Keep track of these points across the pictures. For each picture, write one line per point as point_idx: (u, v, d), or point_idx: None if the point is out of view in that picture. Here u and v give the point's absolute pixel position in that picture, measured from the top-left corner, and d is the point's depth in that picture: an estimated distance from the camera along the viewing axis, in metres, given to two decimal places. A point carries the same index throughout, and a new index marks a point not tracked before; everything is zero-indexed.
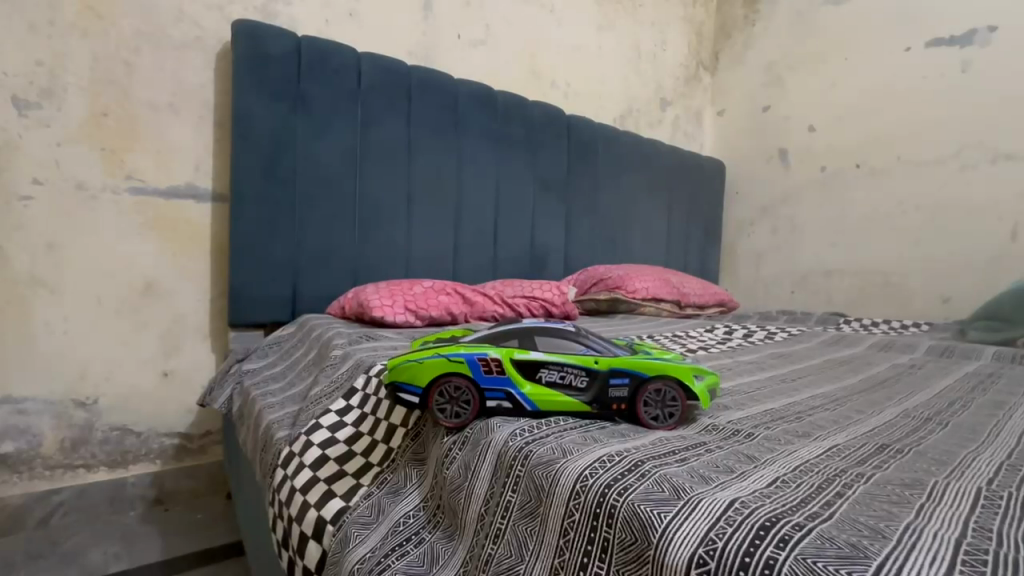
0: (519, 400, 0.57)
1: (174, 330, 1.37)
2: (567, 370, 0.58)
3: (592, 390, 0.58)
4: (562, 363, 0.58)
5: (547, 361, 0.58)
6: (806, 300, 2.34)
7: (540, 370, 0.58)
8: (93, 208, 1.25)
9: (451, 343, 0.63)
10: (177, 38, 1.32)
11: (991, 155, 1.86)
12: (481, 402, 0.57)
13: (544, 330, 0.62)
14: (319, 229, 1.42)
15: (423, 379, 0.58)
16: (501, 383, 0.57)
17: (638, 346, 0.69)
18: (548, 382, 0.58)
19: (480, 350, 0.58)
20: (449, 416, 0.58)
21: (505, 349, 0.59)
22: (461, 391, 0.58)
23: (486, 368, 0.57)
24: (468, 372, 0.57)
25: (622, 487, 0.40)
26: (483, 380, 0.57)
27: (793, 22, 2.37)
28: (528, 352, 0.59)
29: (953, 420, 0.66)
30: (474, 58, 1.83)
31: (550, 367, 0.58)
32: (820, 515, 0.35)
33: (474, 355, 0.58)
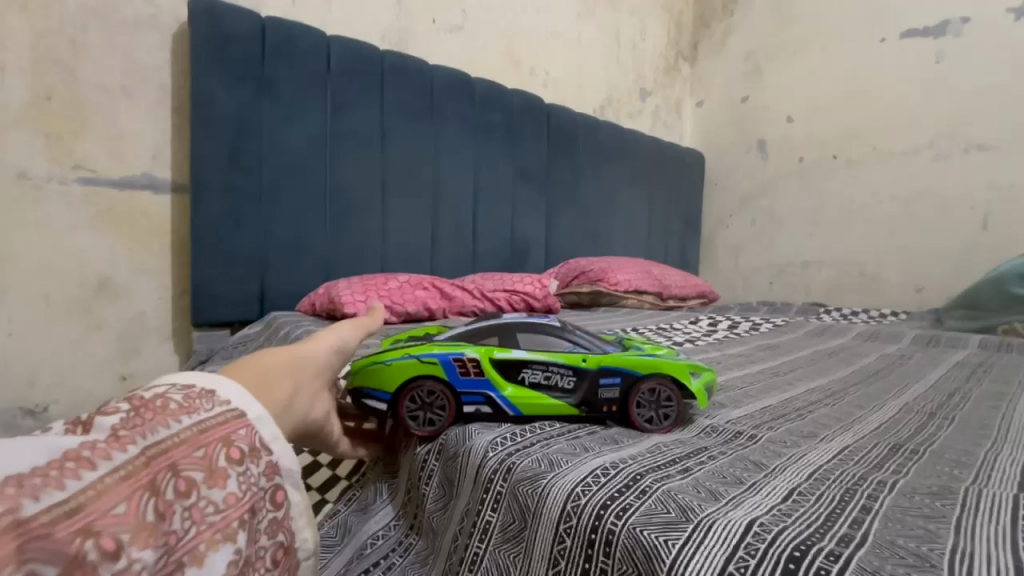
0: (500, 405, 0.52)
1: (131, 332, 1.23)
2: (553, 371, 0.53)
3: (580, 390, 0.53)
4: (547, 361, 0.53)
5: (529, 360, 0.52)
6: (785, 292, 2.32)
7: (522, 370, 0.52)
8: (37, 199, 1.09)
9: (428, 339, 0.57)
10: (131, 17, 1.18)
11: (963, 145, 1.91)
12: (457, 407, 0.52)
13: (525, 326, 0.56)
14: (288, 220, 1.33)
15: (391, 384, 0.52)
16: (479, 386, 0.51)
17: (624, 340, 0.64)
18: (531, 383, 0.52)
19: (454, 349, 0.52)
20: (422, 424, 0.52)
21: (484, 346, 0.53)
22: (434, 395, 0.52)
23: (462, 369, 0.51)
24: (442, 374, 0.51)
25: (620, 507, 0.35)
26: (461, 384, 0.51)
27: (771, 11, 2.34)
28: (509, 349, 0.53)
29: (958, 414, 0.63)
30: (449, 44, 1.75)
31: (534, 366, 0.52)
32: (852, 539, 0.31)
33: (449, 353, 0.52)
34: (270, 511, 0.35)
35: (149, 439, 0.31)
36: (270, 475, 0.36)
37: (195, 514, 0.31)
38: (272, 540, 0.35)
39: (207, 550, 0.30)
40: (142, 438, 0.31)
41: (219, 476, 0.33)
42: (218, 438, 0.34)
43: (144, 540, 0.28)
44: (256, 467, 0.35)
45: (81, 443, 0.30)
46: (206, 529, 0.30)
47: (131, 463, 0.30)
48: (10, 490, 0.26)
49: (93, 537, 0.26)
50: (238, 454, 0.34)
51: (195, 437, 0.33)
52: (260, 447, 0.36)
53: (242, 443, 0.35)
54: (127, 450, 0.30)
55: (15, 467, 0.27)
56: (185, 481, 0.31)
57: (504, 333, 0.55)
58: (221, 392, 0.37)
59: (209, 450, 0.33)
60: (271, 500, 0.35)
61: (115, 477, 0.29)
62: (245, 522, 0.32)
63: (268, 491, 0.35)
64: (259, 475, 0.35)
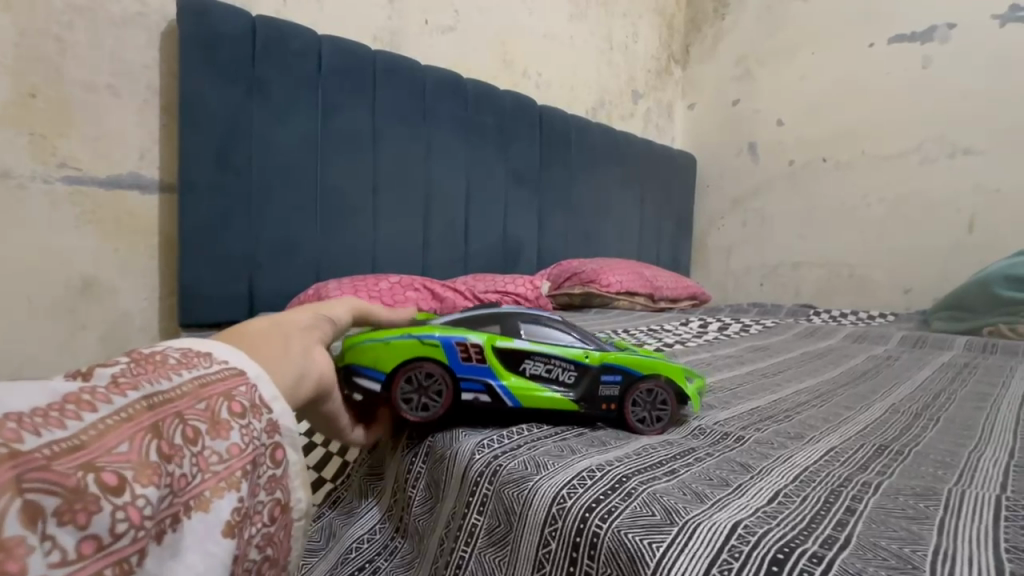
0: (499, 393, 0.51)
1: (117, 333, 1.21)
2: (554, 363, 0.52)
3: (580, 386, 0.52)
4: (550, 354, 0.52)
5: (533, 351, 0.52)
6: (775, 293, 2.34)
7: (525, 361, 0.52)
8: (21, 198, 1.07)
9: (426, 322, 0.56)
10: (118, 15, 1.17)
11: (951, 150, 1.94)
12: (454, 394, 0.51)
13: (527, 316, 0.55)
14: (278, 221, 1.32)
15: (388, 364, 0.51)
16: (479, 373, 0.51)
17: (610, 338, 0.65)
18: (532, 375, 0.52)
19: (458, 333, 0.52)
20: (415, 408, 0.51)
21: (487, 333, 0.53)
22: (432, 379, 0.51)
23: (464, 355, 0.51)
24: (442, 358, 0.51)
25: (606, 510, 0.35)
26: (460, 369, 0.51)
27: (762, 14, 2.35)
28: (512, 339, 0.53)
29: (943, 415, 0.64)
30: (441, 45, 1.74)
31: (537, 358, 0.52)
32: (836, 541, 0.31)
33: (452, 336, 0.51)
34: (269, 468, 0.34)
35: (151, 387, 0.30)
36: (270, 432, 0.35)
37: (198, 462, 0.30)
38: (269, 497, 0.34)
39: (211, 497, 0.29)
40: (144, 385, 0.30)
41: (222, 428, 0.32)
42: (220, 392, 0.33)
43: (149, 480, 0.27)
44: (258, 423, 0.34)
45: (79, 388, 0.28)
46: (210, 477, 0.30)
47: (134, 406, 0.29)
48: (10, 425, 0.24)
49: (95, 472, 0.25)
50: (240, 408, 0.33)
51: (197, 391, 0.32)
52: (261, 404, 0.35)
53: (244, 398, 0.34)
54: (128, 395, 0.29)
55: (11, 405, 0.25)
56: (191, 429, 0.30)
57: (505, 321, 0.54)
58: (217, 352, 0.36)
59: (210, 403, 0.32)
60: (273, 457, 0.34)
61: (118, 418, 0.28)
62: (247, 473, 0.32)
63: (269, 447, 0.34)
64: (262, 431, 0.34)
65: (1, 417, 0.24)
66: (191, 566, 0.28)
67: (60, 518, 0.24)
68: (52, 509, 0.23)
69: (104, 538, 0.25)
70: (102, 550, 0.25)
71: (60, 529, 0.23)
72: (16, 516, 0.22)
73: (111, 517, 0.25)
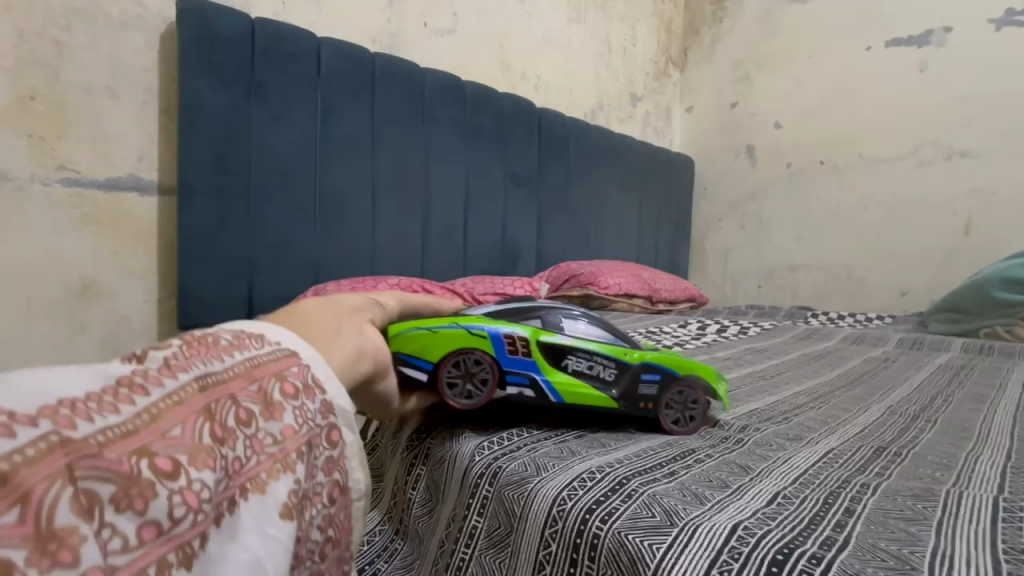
0: (544, 389, 0.52)
1: (116, 335, 1.20)
2: (596, 361, 0.53)
3: (621, 384, 0.53)
4: (592, 351, 0.53)
5: (576, 347, 0.53)
6: (773, 295, 2.34)
7: (567, 357, 0.53)
8: (20, 200, 1.07)
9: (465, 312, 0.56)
10: (117, 17, 1.17)
11: (947, 153, 1.95)
12: (499, 385, 0.52)
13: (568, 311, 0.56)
14: (276, 223, 1.32)
15: (435, 353, 0.49)
16: (524, 366, 0.52)
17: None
18: (575, 371, 0.53)
19: (505, 325, 0.53)
20: (459, 397, 0.51)
21: (533, 326, 0.54)
22: (478, 370, 0.52)
23: (511, 348, 0.52)
24: (491, 349, 0.51)
25: (605, 511, 0.35)
26: (507, 361, 0.52)
27: (760, 18, 2.36)
28: (555, 333, 0.54)
29: (941, 417, 0.64)
30: (440, 48, 1.75)
31: (579, 355, 0.53)
32: (834, 542, 0.32)
33: (501, 327, 0.52)
34: (326, 450, 0.32)
35: (204, 367, 0.28)
36: (325, 413, 0.32)
37: (254, 444, 0.28)
38: (327, 478, 0.32)
39: (268, 479, 0.27)
40: (195, 365, 0.28)
41: (275, 409, 0.29)
42: (272, 372, 0.30)
43: (203, 464, 0.25)
44: (311, 404, 0.31)
45: (128, 369, 0.26)
46: (266, 459, 0.28)
47: (185, 388, 0.26)
48: None
49: (150, 457, 0.23)
50: (293, 388, 0.31)
51: (249, 372, 0.30)
52: (315, 385, 0.32)
53: (296, 378, 0.31)
54: (180, 376, 0.27)
55: (67, 390, 0.23)
56: (244, 411, 0.28)
57: (546, 316, 0.55)
58: (270, 334, 0.33)
59: (263, 384, 0.30)
60: (329, 439, 0.32)
61: (170, 400, 0.26)
62: (303, 455, 0.29)
63: (325, 428, 0.32)
64: (316, 412, 0.31)
65: (53, 402, 0.22)
66: (252, 550, 0.25)
67: (117, 505, 0.21)
68: (108, 497, 0.21)
69: (163, 523, 0.23)
70: (162, 536, 0.22)
71: (117, 516, 0.21)
72: (68, 505, 0.20)
73: (168, 502, 0.23)
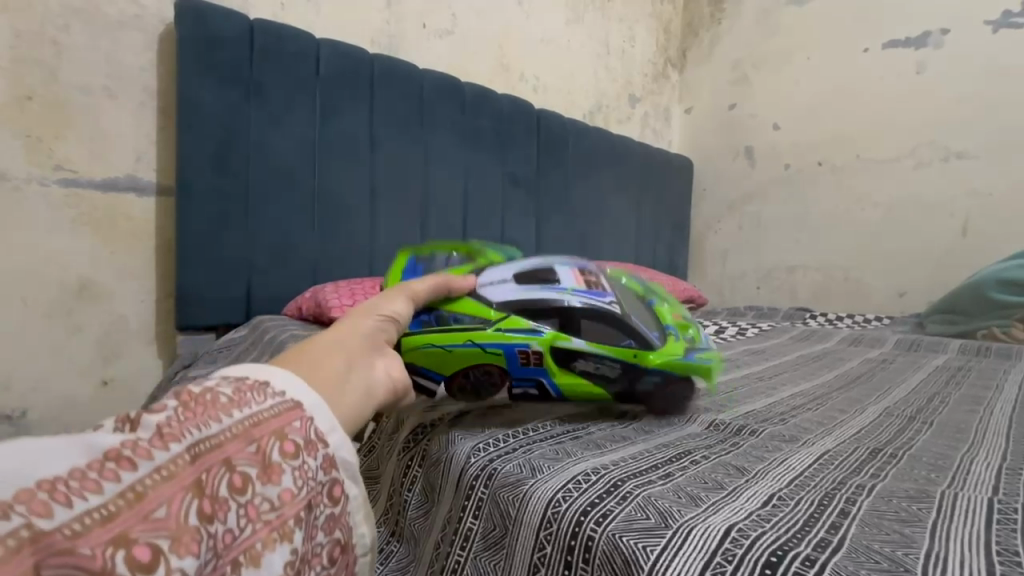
0: (548, 389, 0.57)
1: (113, 335, 1.20)
2: (604, 364, 0.57)
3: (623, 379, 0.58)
4: (601, 354, 0.56)
5: (587, 352, 0.56)
6: (772, 296, 2.34)
7: (577, 359, 0.56)
8: (18, 200, 1.07)
9: (482, 304, 0.57)
10: (115, 18, 1.17)
11: (945, 154, 1.96)
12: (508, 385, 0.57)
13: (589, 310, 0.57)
14: (274, 223, 1.32)
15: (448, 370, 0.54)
16: (533, 374, 0.56)
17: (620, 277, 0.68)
18: (581, 370, 0.57)
19: (520, 340, 0.55)
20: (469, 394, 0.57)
21: (547, 332, 0.56)
22: (489, 373, 0.56)
23: (524, 360, 0.55)
24: (503, 362, 0.55)
25: (601, 514, 0.35)
26: (517, 370, 0.56)
27: (758, 20, 2.37)
28: (570, 338, 0.56)
29: (937, 418, 0.64)
30: (439, 49, 1.75)
31: (588, 358, 0.56)
32: (828, 544, 0.32)
33: (514, 344, 0.55)
34: (327, 507, 0.37)
35: (202, 432, 0.33)
36: (328, 468, 0.38)
37: (249, 512, 0.33)
38: (328, 537, 0.37)
39: (263, 548, 0.32)
40: (187, 435, 0.32)
41: (273, 471, 0.35)
42: (272, 431, 0.36)
43: (187, 549, 0.28)
44: (313, 461, 0.37)
45: (123, 444, 0.31)
46: (262, 527, 0.33)
47: (174, 462, 0.31)
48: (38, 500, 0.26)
49: (127, 547, 0.27)
50: (293, 447, 0.36)
51: (245, 434, 0.34)
52: (317, 440, 0.38)
53: (296, 437, 0.37)
54: (171, 448, 0.31)
55: (44, 475, 0.27)
56: (240, 476, 0.33)
57: (565, 313, 0.57)
58: (274, 384, 0.39)
59: (262, 444, 0.35)
60: (331, 495, 0.38)
61: (158, 477, 0.30)
62: (300, 520, 0.34)
63: (326, 485, 0.38)
64: (316, 469, 0.37)
65: (34, 489, 0.26)
66: None
67: None
68: None
69: None
70: None
71: None
72: None
73: None
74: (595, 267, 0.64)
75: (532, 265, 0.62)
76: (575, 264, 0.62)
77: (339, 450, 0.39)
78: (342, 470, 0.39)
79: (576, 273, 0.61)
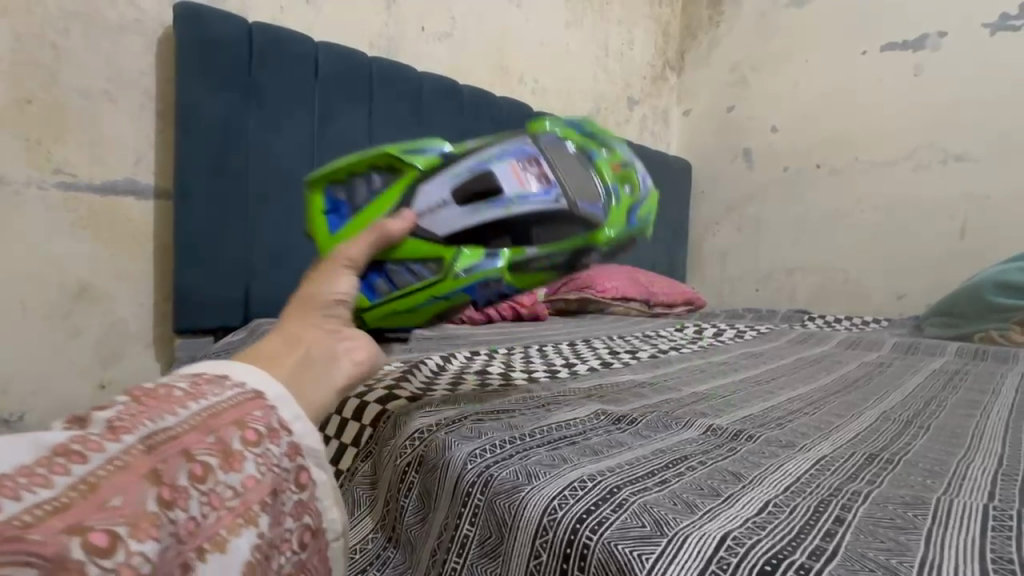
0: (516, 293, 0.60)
1: (112, 338, 1.20)
2: (557, 257, 0.54)
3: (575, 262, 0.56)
4: (555, 254, 0.54)
5: (542, 258, 0.54)
6: (771, 298, 2.33)
7: (532, 264, 0.55)
8: (18, 203, 1.07)
9: (426, 244, 0.55)
10: (114, 21, 1.17)
11: (943, 156, 1.96)
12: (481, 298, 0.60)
13: (537, 218, 0.53)
14: (272, 227, 1.32)
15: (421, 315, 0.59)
16: (500, 292, 0.58)
17: (557, 127, 0.59)
18: (539, 274, 0.56)
19: (475, 279, 0.54)
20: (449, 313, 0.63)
21: (500, 254, 0.54)
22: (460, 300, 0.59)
23: (485, 288, 0.55)
24: (468, 296, 0.56)
25: (596, 521, 0.35)
26: (483, 295, 0.57)
27: (756, 23, 2.37)
28: (523, 250, 0.54)
29: (934, 423, 0.64)
30: (438, 51, 1.75)
31: (541, 260, 0.54)
32: (823, 552, 0.32)
33: (473, 283, 0.54)
34: (293, 493, 0.36)
35: (156, 424, 0.33)
36: (293, 455, 0.37)
37: (212, 500, 0.32)
38: (297, 523, 0.36)
39: (227, 535, 0.31)
40: (141, 427, 0.32)
41: (235, 459, 0.34)
42: (232, 420, 0.35)
43: (146, 534, 0.28)
44: (276, 448, 0.36)
45: (71, 437, 0.31)
46: (226, 514, 0.32)
47: (129, 452, 0.30)
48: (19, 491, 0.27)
49: (83, 533, 0.26)
50: (256, 435, 0.35)
51: (204, 424, 0.34)
52: (280, 428, 0.37)
53: (258, 424, 0.36)
54: (123, 440, 0.31)
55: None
56: (201, 465, 0.32)
57: (514, 230, 0.53)
58: (232, 375, 0.38)
59: (221, 434, 0.34)
60: (297, 482, 0.37)
61: (111, 467, 0.29)
62: (265, 506, 0.34)
63: (291, 471, 0.36)
64: (280, 456, 0.36)
65: None
66: None
67: None
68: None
69: None
70: None
71: None
72: None
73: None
74: (532, 143, 0.55)
75: (465, 172, 0.55)
76: (510, 152, 0.54)
77: (304, 434, 0.38)
78: (309, 456, 0.38)
79: (514, 165, 0.53)
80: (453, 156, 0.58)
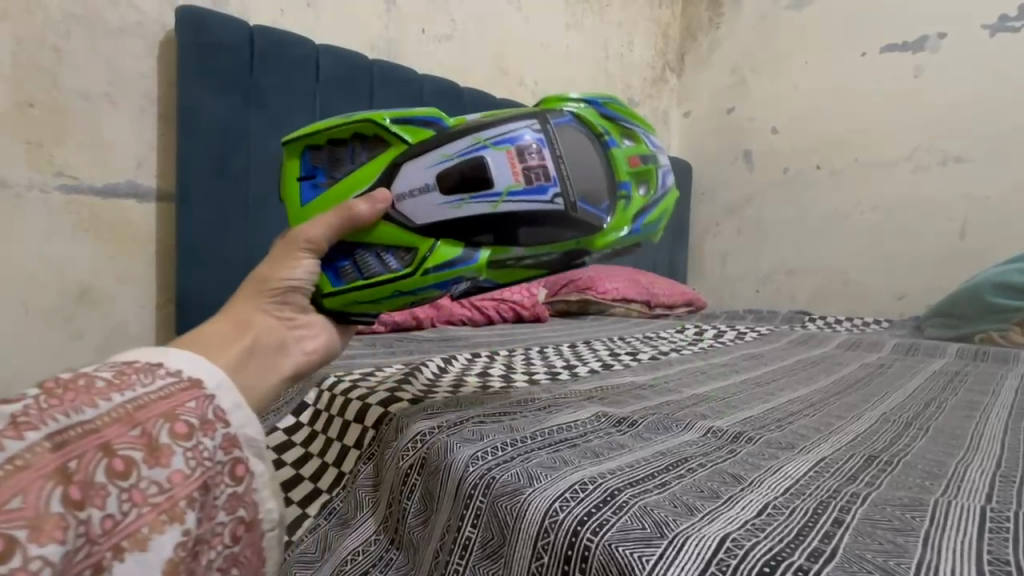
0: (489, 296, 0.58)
1: (113, 341, 1.20)
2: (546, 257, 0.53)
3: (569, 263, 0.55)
4: (541, 256, 0.53)
5: (524, 259, 0.53)
6: (771, 299, 2.33)
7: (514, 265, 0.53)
8: (19, 206, 1.07)
9: (399, 228, 0.53)
10: (115, 24, 1.17)
11: (942, 157, 1.97)
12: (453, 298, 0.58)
13: (524, 215, 0.51)
14: (273, 229, 1.32)
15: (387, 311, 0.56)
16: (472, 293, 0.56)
17: (576, 110, 0.55)
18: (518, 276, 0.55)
19: (450, 276, 0.52)
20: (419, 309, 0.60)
21: (480, 254, 0.52)
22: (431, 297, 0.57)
23: (458, 287, 0.54)
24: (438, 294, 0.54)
25: (597, 523, 0.36)
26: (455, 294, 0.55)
27: (757, 23, 2.37)
28: (507, 250, 0.52)
29: (932, 424, 0.65)
30: (439, 53, 1.76)
31: (526, 261, 0.53)
32: (821, 554, 0.32)
33: (446, 280, 0.52)
34: (228, 486, 0.38)
35: (75, 418, 0.33)
36: (228, 447, 0.39)
37: (134, 496, 0.33)
38: (230, 516, 0.38)
39: (149, 531, 0.32)
40: (57, 420, 0.32)
41: (160, 454, 0.35)
42: (160, 413, 0.36)
43: (49, 536, 0.29)
44: (209, 441, 0.37)
45: None
46: (148, 510, 0.33)
47: (41, 447, 0.31)
48: None
49: None
50: (185, 428, 0.37)
51: (127, 418, 0.35)
52: (216, 419, 0.39)
53: (189, 417, 0.37)
54: (28, 436, 0.31)
55: None
56: (123, 461, 0.33)
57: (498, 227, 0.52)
58: (169, 363, 0.40)
59: (146, 428, 0.35)
60: (233, 474, 0.38)
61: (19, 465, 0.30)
62: (192, 500, 0.35)
63: (227, 464, 0.38)
64: (213, 449, 0.37)
65: None
66: None
67: None
68: None
69: None
70: None
71: None
72: None
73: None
74: (540, 128, 0.52)
75: (457, 156, 0.52)
76: (510, 138, 0.52)
77: (245, 425, 0.40)
78: (245, 449, 0.39)
79: (512, 154, 0.51)
80: (450, 130, 0.53)
